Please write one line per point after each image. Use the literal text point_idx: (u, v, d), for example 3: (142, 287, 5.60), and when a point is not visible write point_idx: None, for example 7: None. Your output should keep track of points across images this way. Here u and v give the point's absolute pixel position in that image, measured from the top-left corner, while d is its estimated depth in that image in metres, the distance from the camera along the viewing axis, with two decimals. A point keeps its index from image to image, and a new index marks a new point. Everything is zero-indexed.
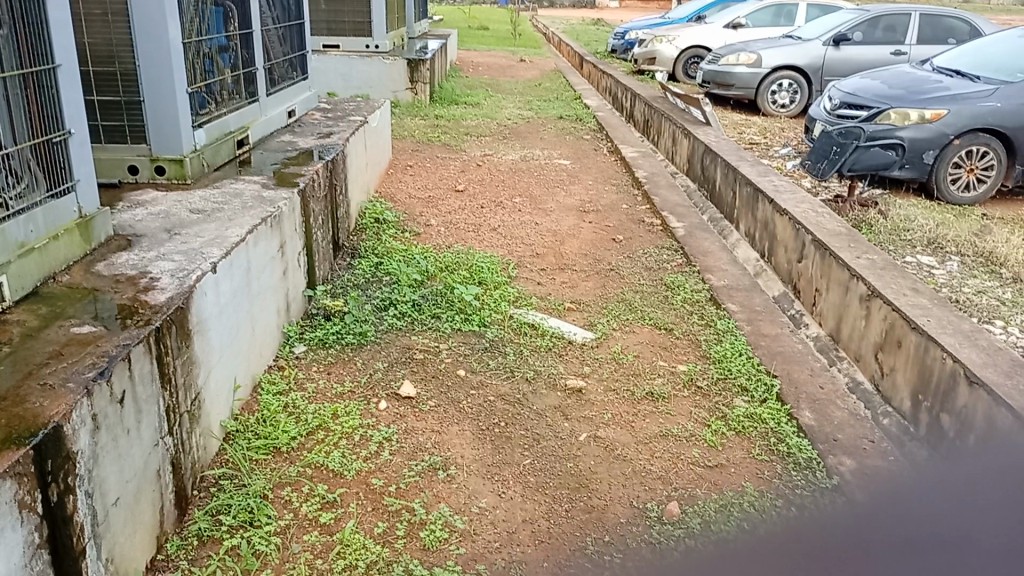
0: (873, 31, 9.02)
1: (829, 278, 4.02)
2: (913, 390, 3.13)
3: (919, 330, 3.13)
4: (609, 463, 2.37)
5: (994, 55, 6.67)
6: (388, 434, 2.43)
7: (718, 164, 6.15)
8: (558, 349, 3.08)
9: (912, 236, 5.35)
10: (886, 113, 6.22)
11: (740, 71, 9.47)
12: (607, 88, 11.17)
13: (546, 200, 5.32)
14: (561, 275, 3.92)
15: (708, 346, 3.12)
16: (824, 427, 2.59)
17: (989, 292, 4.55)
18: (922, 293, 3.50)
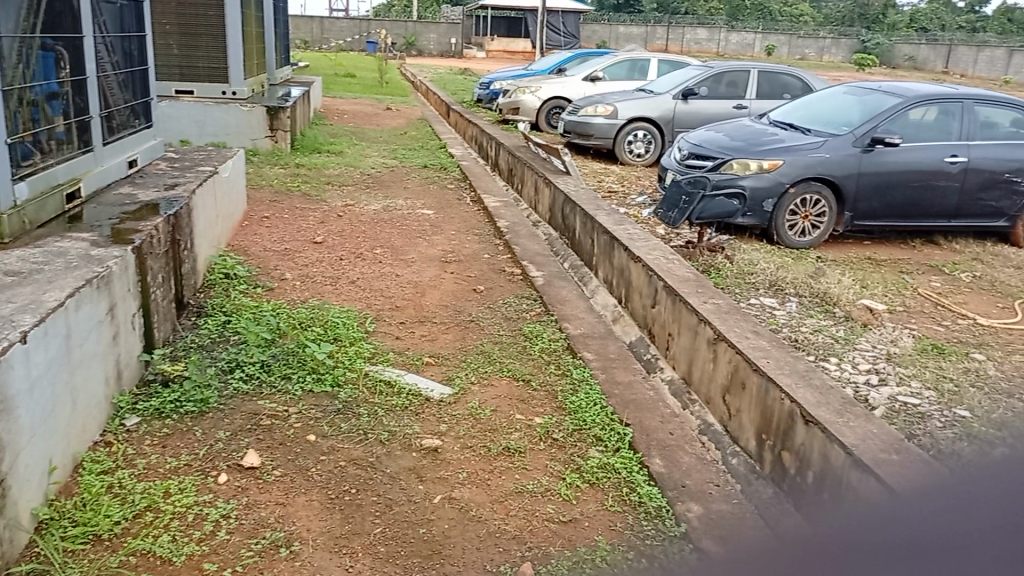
0: (717, 87, 9.74)
1: (680, 322, 4.19)
2: (757, 429, 3.30)
3: (760, 372, 3.30)
4: (462, 526, 2.31)
5: (822, 110, 7.30)
6: (226, 511, 2.27)
7: (577, 213, 6.33)
8: (415, 408, 3.00)
9: (755, 280, 5.69)
10: (729, 162, 6.67)
11: (597, 122, 9.87)
12: (472, 136, 11.34)
13: (407, 250, 5.27)
14: (421, 327, 3.86)
15: (564, 397, 3.14)
16: (673, 474, 2.65)
17: (824, 331, 4.88)
18: (762, 335, 3.70)
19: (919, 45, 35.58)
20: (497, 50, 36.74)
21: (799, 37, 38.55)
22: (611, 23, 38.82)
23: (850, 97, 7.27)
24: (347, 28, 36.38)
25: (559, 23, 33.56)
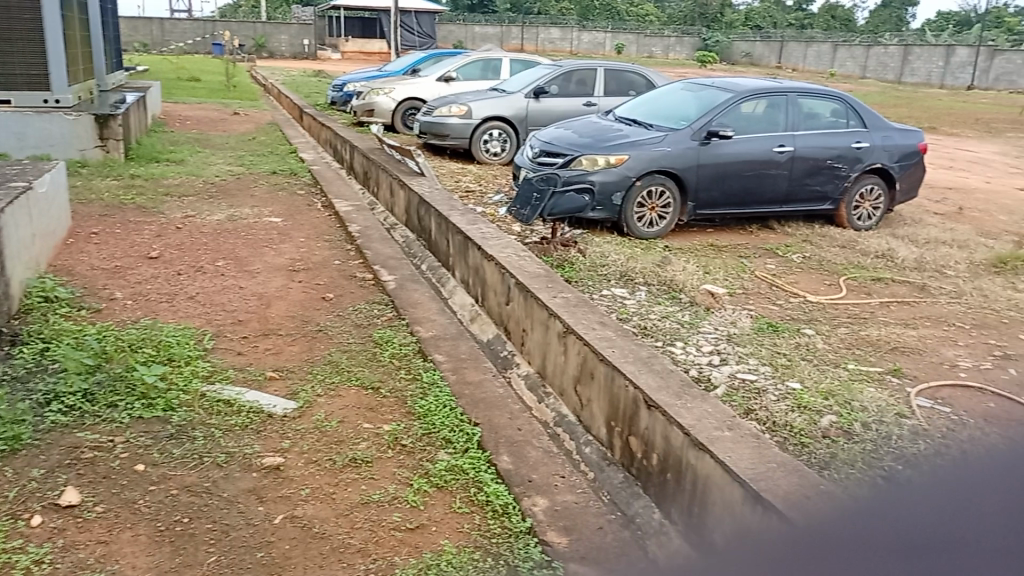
0: (567, 85, 9.99)
1: (532, 317, 4.25)
2: (607, 417, 3.41)
3: (605, 361, 3.41)
4: (305, 544, 2.24)
5: (663, 106, 7.62)
6: (39, 556, 2.09)
7: (432, 214, 6.30)
8: (256, 426, 2.88)
9: (607, 271, 5.87)
10: (578, 159, 6.84)
11: (452, 122, 9.88)
12: (325, 140, 11.06)
13: (253, 261, 5.06)
14: (264, 341, 3.71)
15: (413, 402, 3.11)
16: (520, 469, 2.68)
17: (671, 316, 5.11)
18: (609, 326, 3.81)
19: (754, 42, 38.02)
20: (352, 52, 36.05)
21: (646, 36, 40.26)
22: (466, 23, 39.00)
23: (687, 92, 7.63)
24: (190, 30, 34.59)
25: (414, 22, 33.34)
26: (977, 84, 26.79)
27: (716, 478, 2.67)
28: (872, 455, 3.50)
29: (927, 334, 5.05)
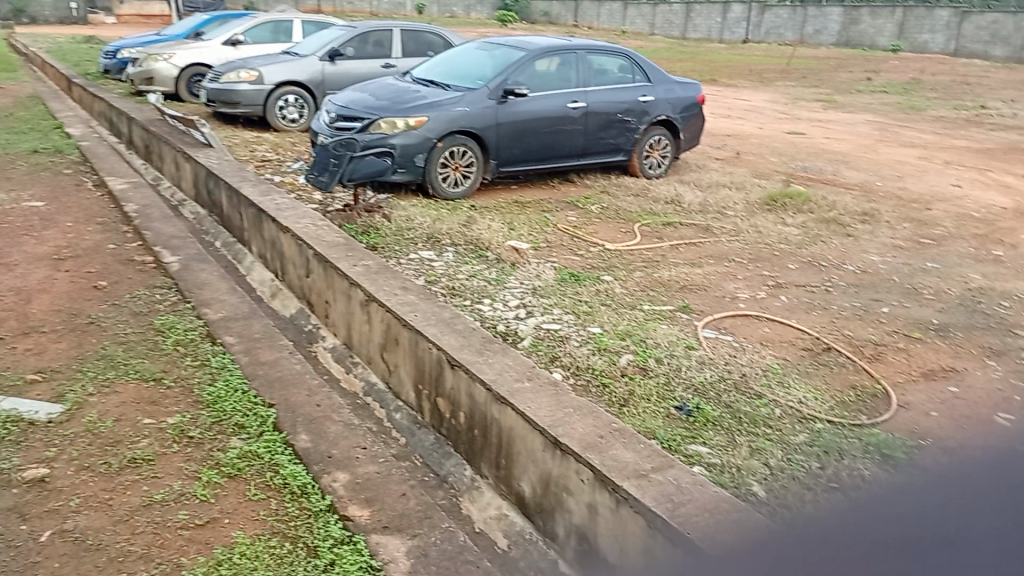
0: (364, 47, 9.66)
1: (334, 288, 4.10)
2: (414, 380, 3.38)
3: (408, 326, 3.36)
4: (76, 560, 2.02)
5: (459, 65, 7.56)
6: None
7: (222, 187, 5.89)
8: (14, 437, 2.56)
9: (413, 235, 5.80)
10: (377, 122, 6.65)
11: (242, 88, 9.28)
12: (98, 113, 10.01)
13: (8, 252, 4.49)
14: (24, 342, 3.31)
15: (201, 390, 2.91)
16: (319, 448, 2.63)
17: (478, 275, 5.14)
18: (411, 290, 3.76)
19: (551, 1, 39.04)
20: (128, 15, 32.87)
21: None
22: None
23: (482, 51, 7.62)
24: None
25: None
26: (751, 38, 29.17)
27: (518, 428, 2.72)
28: (665, 387, 3.74)
29: (712, 271, 5.45)
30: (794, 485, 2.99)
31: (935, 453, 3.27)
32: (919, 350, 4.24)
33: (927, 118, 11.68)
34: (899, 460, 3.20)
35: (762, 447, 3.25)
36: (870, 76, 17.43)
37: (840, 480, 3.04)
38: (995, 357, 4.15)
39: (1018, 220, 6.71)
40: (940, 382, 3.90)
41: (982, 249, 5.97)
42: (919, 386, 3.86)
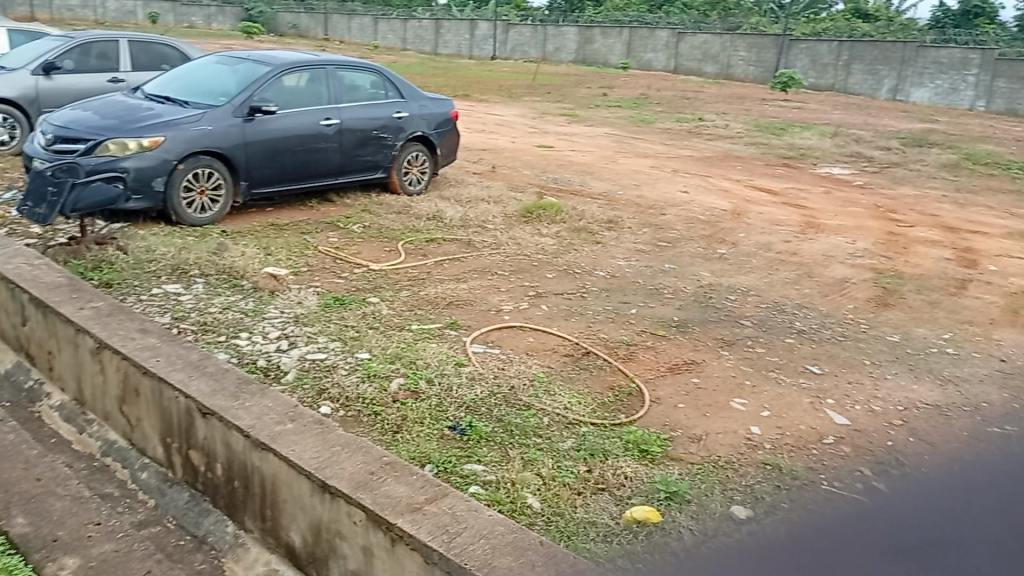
0: (86, 59, 8.65)
1: (57, 336, 3.56)
2: (161, 433, 3.03)
3: (150, 374, 3.00)
4: None
5: (198, 80, 6.99)
6: None
7: None
8: None
9: (156, 267, 5.27)
10: (103, 144, 5.96)
11: None
12: None
13: None
14: None
15: None
16: (37, 530, 2.75)
17: (233, 307, 4.78)
18: (152, 331, 3.34)
19: (299, 14, 38.06)
20: None
21: (182, 5, 37.52)
22: None
23: (222, 65, 7.09)
24: None
25: None
26: (499, 55, 30.46)
27: (281, 475, 2.53)
28: (437, 408, 3.70)
29: (475, 285, 5.53)
30: (564, 492, 3.07)
31: (685, 443, 3.55)
32: (664, 347, 4.60)
33: (657, 130, 12.87)
34: (656, 453, 3.42)
35: (533, 458, 3.31)
36: (607, 92, 18.90)
37: (606, 481, 3.17)
38: (727, 347, 4.61)
39: (735, 220, 7.58)
40: (685, 375, 4.24)
41: (709, 248, 6.66)
42: (668, 381, 4.17)
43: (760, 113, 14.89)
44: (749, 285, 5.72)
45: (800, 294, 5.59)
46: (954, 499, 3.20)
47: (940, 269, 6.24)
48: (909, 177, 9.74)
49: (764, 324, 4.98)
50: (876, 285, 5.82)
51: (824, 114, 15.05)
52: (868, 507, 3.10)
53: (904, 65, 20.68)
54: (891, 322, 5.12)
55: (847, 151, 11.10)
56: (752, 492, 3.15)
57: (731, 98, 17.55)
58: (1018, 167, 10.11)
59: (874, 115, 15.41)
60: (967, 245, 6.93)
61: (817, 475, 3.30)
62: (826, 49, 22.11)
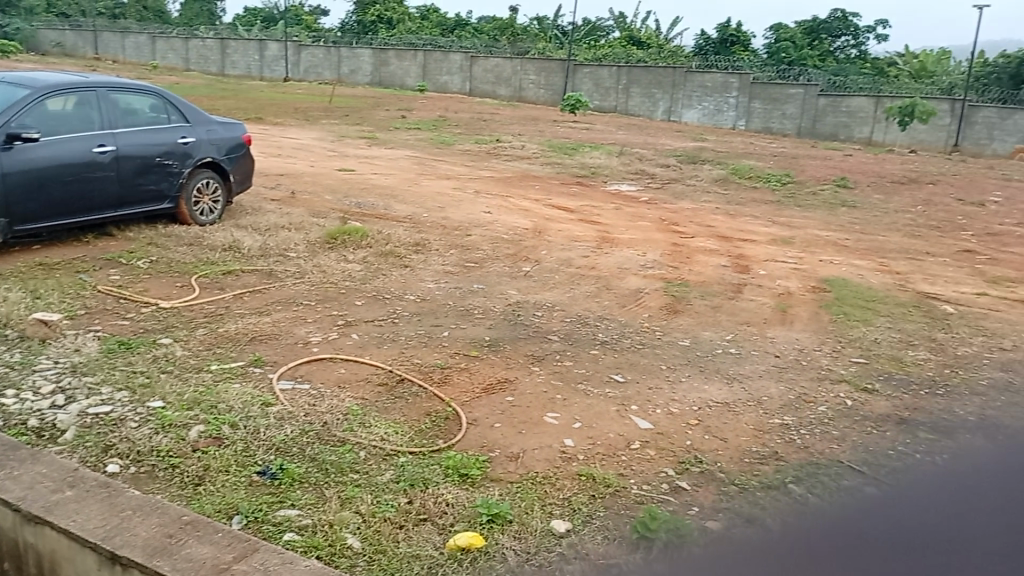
0: None
1: None
2: None
3: None
4: None
5: None
6: None
7: None
8: None
9: None
10: None
11: None
12: None
13: None
14: None
15: None
16: None
17: None
18: None
19: (62, 30, 34.83)
20: None
21: None
22: None
23: None
24: None
25: None
26: (291, 76, 29.61)
27: (62, 550, 2.26)
28: (244, 454, 3.47)
29: (280, 318, 5.28)
30: (386, 527, 2.99)
31: (503, 462, 3.59)
32: (477, 367, 4.64)
33: (456, 152, 13.08)
34: (475, 476, 3.42)
35: (351, 495, 3.20)
36: (405, 114, 18.95)
37: (428, 510, 3.13)
38: (538, 363, 4.74)
39: (537, 238, 7.86)
40: (499, 394, 4.29)
41: (514, 267, 6.84)
42: (483, 401, 4.21)
43: (552, 134, 15.59)
44: (554, 301, 5.94)
45: (600, 307, 5.89)
46: (942, 500, 3.44)
47: (719, 276, 6.84)
48: (688, 192, 10.62)
49: (571, 337, 5.19)
50: (667, 293, 6.27)
51: (609, 135, 16.05)
52: (861, 506, 3.34)
53: (676, 88, 22.71)
54: (682, 328, 5.53)
55: (633, 169, 11.91)
56: (569, 505, 3.24)
57: (525, 120, 18.24)
58: (775, 180, 11.36)
59: (653, 134, 16.68)
60: (740, 252, 7.66)
61: (628, 480, 3.47)
62: (607, 73, 23.63)
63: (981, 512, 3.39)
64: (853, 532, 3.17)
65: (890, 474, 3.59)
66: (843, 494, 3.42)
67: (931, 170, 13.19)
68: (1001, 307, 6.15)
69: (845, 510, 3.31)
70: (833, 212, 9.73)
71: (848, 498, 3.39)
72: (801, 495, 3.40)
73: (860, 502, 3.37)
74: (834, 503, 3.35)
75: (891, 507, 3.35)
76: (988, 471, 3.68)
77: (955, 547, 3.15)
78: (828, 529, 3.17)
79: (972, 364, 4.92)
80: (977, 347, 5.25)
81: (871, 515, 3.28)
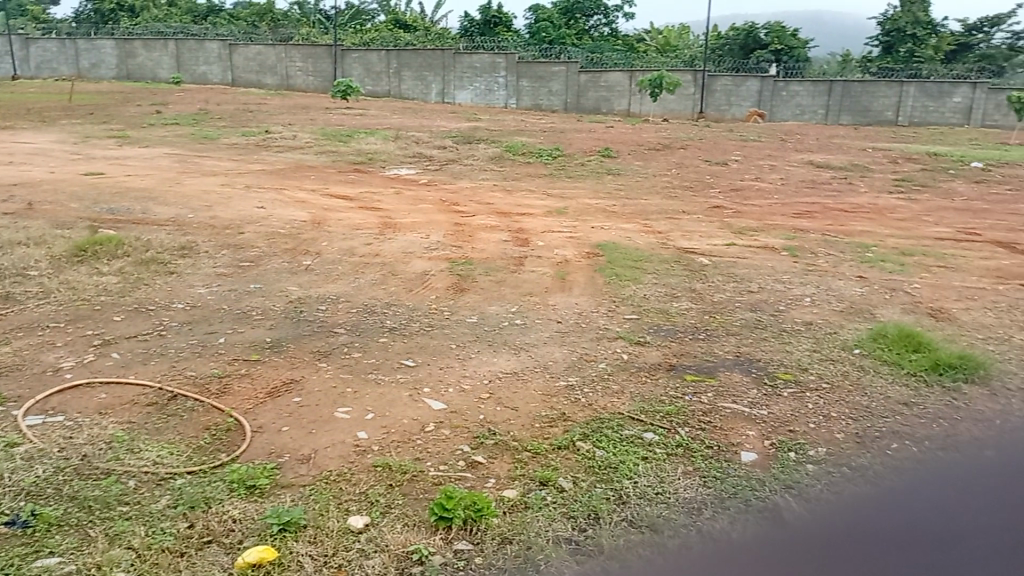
0: None
1: None
2: None
3: None
4: None
5: None
6: None
7: None
8: None
9: None
10: None
11: None
12: None
13: None
14: None
15: None
16: None
17: None
18: None
19: None
20: None
21: None
22: None
23: None
24: None
25: None
26: (19, 73, 26.19)
27: None
28: None
29: (22, 346, 4.65)
30: (165, 559, 2.75)
31: (294, 466, 3.42)
32: (260, 371, 4.39)
33: (221, 146, 12.25)
34: (264, 486, 3.24)
35: (122, 530, 2.91)
36: (160, 110, 17.42)
37: (212, 531, 2.91)
38: (325, 358, 4.57)
39: (316, 230, 7.58)
40: (285, 396, 4.09)
41: (293, 261, 6.55)
42: (268, 407, 3.98)
43: (324, 122, 15.08)
44: (337, 293, 5.77)
45: (386, 293, 5.81)
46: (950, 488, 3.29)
47: (501, 251, 7.00)
48: (465, 171, 10.77)
49: (357, 328, 5.06)
50: (452, 273, 6.32)
51: (384, 119, 15.83)
52: (861, 500, 3.20)
53: (446, 70, 22.88)
54: (469, 305, 5.60)
55: (410, 152, 11.85)
56: (366, 498, 3.16)
57: (295, 109, 17.50)
58: (546, 154, 11.83)
59: (427, 117, 16.69)
60: (519, 226, 7.90)
61: (424, 463, 3.45)
62: (376, 58, 23.22)
63: (991, 500, 3.23)
64: (859, 527, 3.02)
65: (891, 463, 3.45)
66: (841, 489, 3.26)
67: (681, 136, 14.42)
68: (747, 255, 6.86)
69: (847, 503, 3.16)
70: (600, 180, 10.33)
71: (844, 489, 3.26)
72: (588, 451, 3.57)
73: (857, 494, 3.23)
74: (831, 497, 3.21)
75: (893, 497, 3.22)
76: (999, 458, 3.53)
77: (961, 538, 3.00)
78: (831, 527, 3.01)
79: (726, 308, 5.45)
80: (729, 292, 5.80)
81: (876, 508, 3.14)
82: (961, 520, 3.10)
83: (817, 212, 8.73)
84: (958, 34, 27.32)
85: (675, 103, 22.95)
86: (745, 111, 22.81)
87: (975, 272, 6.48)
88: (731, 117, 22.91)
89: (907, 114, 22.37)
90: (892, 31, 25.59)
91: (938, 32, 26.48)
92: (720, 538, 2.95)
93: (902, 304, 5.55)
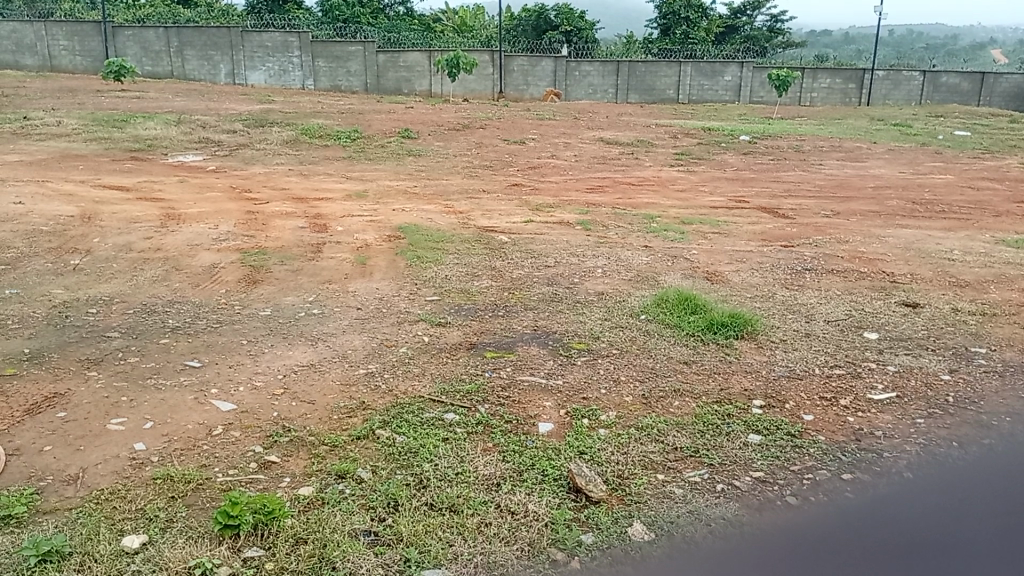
0: None
1: None
2: None
3: None
4: None
5: None
6: None
7: None
8: None
9: None
10: None
11: None
12: None
13: None
14: None
15: None
16: None
17: None
18: None
19: None
20: None
21: None
22: None
23: None
24: None
25: None
26: None
27: None
28: None
29: None
30: None
31: (58, 489, 3.05)
32: (17, 387, 3.88)
33: None
34: (21, 515, 2.86)
35: None
36: None
37: None
38: (95, 367, 4.13)
39: (85, 225, 6.84)
40: (48, 412, 3.64)
41: (59, 262, 5.87)
42: (26, 426, 3.52)
43: (94, 106, 13.67)
44: (110, 293, 5.25)
45: (169, 290, 5.37)
46: (952, 493, 3.23)
47: (298, 238, 6.72)
48: (257, 156, 10.22)
49: (135, 330, 4.63)
50: (243, 264, 5.96)
51: (166, 102, 14.63)
52: (874, 489, 3.23)
53: (234, 49, 21.54)
54: (261, 297, 5.31)
55: (195, 137, 11.03)
56: (144, 515, 2.89)
57: (59, 93, 15.74)
58: (345, 136, 11.50)
59: (216, 100, 15.64)
60: (316, 212, 7.60)
61: (210, 470, 3.21)
62: (154, 35, 21.35)
63: (996, 508, 3.15)
64: (850, 526, 3.00)
65: (886, 454, 3.48)
66: (858, 476, 3.30)
67: (479, 116, 14.59)
68: (544, 231, 7.07)
69: (835, 500, 3.15)
70: (400, 162, 10.21)
71: (838, 477, 3.30)
72: (388, 438, 3.49)
73: (863, 482, 3.27)
74: (831, 484, 3.25)
75: (877, 490, 3.22)
76: (1008, 463, 3.45)
77: (952, 538, 2.97)
78: (830, 514, 3.05)
79: (524, 283, 5.58)
80: (527, 268, 5.95)
81: (866, 504, 3.13)
82: (952, 522, 3.06)
83: (608, 186, 9.18)
84: (725, 18, 29.91)
85: (475, 82, 23.19)
86: (542, 91, 23.59)
87: (744, 236, 7.11)
88: (529, 97, 23.61)
89: (686, 92, 24.18)
90: (669, 14, 27.48)
91: (708, 16, 28.85)
92: (519, 511, 3.00)
93: (682, 270, 5.96)
